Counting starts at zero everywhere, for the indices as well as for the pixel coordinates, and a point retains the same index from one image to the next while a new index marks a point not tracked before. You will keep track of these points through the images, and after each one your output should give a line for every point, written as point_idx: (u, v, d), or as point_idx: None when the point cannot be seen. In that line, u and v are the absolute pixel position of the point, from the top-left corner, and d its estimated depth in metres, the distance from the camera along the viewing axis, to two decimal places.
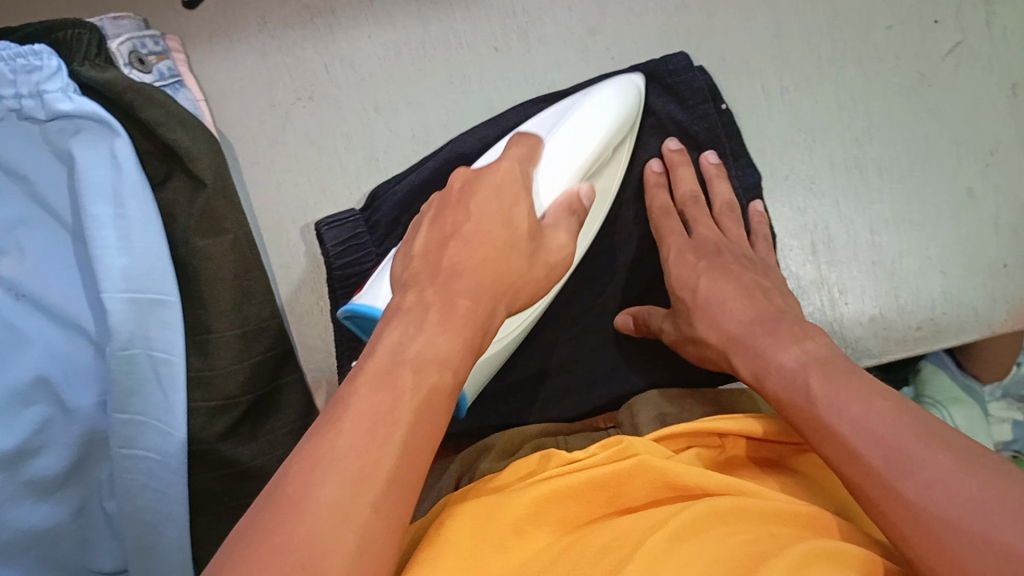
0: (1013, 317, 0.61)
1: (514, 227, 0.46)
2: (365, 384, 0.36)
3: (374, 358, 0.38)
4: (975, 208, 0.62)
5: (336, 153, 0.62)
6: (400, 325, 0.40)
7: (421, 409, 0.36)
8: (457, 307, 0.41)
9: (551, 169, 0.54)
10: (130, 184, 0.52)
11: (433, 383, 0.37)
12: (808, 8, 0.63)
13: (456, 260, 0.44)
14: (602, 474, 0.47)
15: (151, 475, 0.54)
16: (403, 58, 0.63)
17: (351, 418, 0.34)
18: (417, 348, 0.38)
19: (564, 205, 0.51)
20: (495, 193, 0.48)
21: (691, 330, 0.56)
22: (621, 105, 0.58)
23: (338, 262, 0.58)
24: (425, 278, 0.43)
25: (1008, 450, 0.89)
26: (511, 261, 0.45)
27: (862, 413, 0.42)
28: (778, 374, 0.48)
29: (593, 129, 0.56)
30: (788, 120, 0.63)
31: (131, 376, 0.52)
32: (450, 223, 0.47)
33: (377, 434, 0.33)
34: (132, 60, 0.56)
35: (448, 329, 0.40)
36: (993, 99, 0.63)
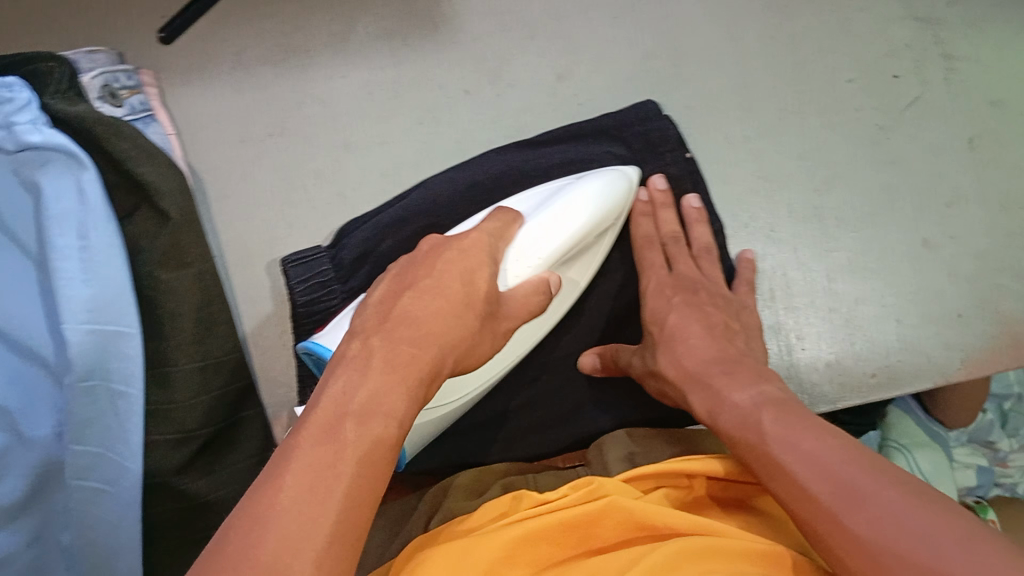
0: (967, 365, 0.62)
1: (472, 289, 0.46)
2: (311, 434, 0.37)
3: (318, 410, 0.38)
4: (932, 257, 0.63)
5: (305, 187, 0.63)
6: (346, 372, 0.40)
7: (370, 452, 0.37)
8: (402, 355, 0.41)
9: (524, 247, 0.54)
10: (95, 216, 0.52)
11: (379, 431, 0.38)
12: (773, 59, 0.65)
13: (409, 309, 0.44)
14: (576, 514, 0.47)
15: (109, 509, 0.54)
16: (375, 98, 0.64)
17: (295, 469, 0.35)
18: (365, 396, 0.39)
19: (533, 286, 0.51)
20: (461, 255, 0.48)
21: (654, 364, 0.57)
22: (607, 203, 0.58)
23: (302, 298, 0.58)
24: (372, 326, 0.43)
25: (971, 495, 0.91)
26: (461, 320, 0.45)
27: (815, 449, 0.43)
28: (732, 412, 0.49)
29: (573, 219, 0.56)
30: (750, 169, 0.65)
31: (90, 409, 0.52)
32: (410, 276, 0.46)
33: (319, 490, 0.34)
34: (103, 93, 0.57)
35: (393, 379, 0.40)
36: (952, 152, 0.65)
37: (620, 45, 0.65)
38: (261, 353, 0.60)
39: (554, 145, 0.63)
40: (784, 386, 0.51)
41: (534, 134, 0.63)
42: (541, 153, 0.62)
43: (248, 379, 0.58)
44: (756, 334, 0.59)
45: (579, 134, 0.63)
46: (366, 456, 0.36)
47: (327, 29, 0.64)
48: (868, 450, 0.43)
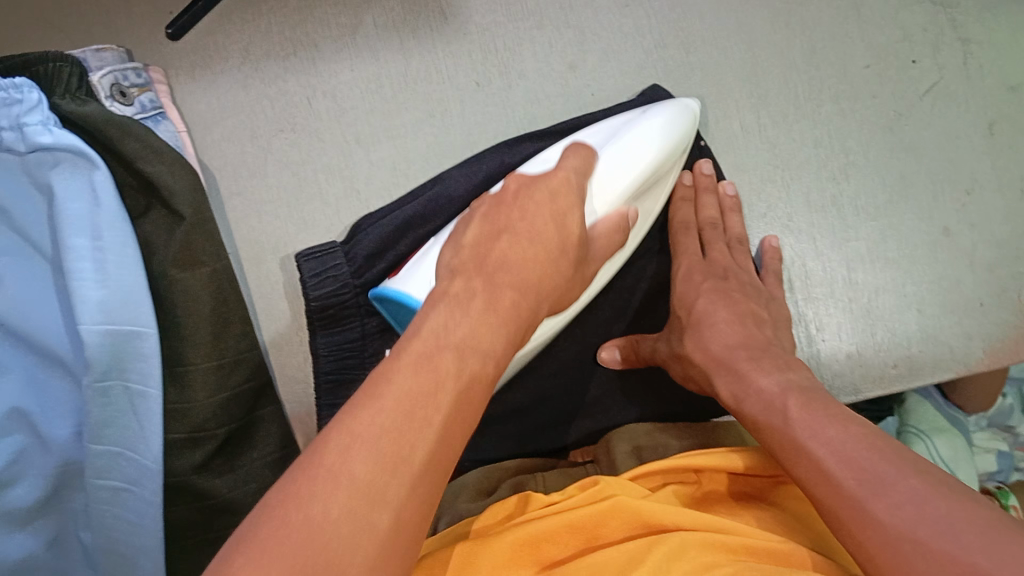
0: (990, 354, 0.62)
1: (566, 232, 0.46)
2: (407, 361, 0.35)
3: (418, 337, 0.37)
4: (952, 246, 0.62)
5: (317, 183, 0.62)
6: (446, 306, 0.39)
7: (465, 390, 0.36)
8: (503, 300, 0.40)
9: (604, 180, 0.55)
10: (107, 217, 0.52)
11: (475, 372, 0.36)
12: (785, 46, 0.64)
13: (505, 254, 0.43)
14: (580, 514, 0.47)
15: (127, 509, 0.55)
16: (385, 92, 0.63)
17: (391, 398, 0.33)
18: (463, 333, 0.37)
19: (614, 221, 0.51)
20: (550, 199, 0.47)
21: (680, 346, 0.56)
22: (673, 130, 0.58)
23: (315, 293, 0.57)
24: (471, 268, 0.42)
25: (993, 480, 0.92)
26: (558, 268, 0.45)
27: (838, 437, 0.43)
28: (757, 398, 0.49)
29: (642, 149, 0.57)
30: (765, 158, 0.64)
31: (106, 408, 0.53)
32: (503, 219, 0.46)
33: (415, 423, 0.33)
34: (113, 92, 0.56)
35: (494, 321, 0.39)
36: (971, 137, 0.64)
37: (630, 33, 0.64)
38: (277, 347, 0.60)
39: (569, 135, 0.62)
40: (810, 371, 0.51)
41: (546, 125, 0.63)
42: (553, 143, 0.62)
43: (268, 376, 0.58)
44: (781, 326, 0.58)
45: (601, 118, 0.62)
46: (461, 394, 0.35)
47: (334, 22, 0.63)
48: (890, 438, 0.43)
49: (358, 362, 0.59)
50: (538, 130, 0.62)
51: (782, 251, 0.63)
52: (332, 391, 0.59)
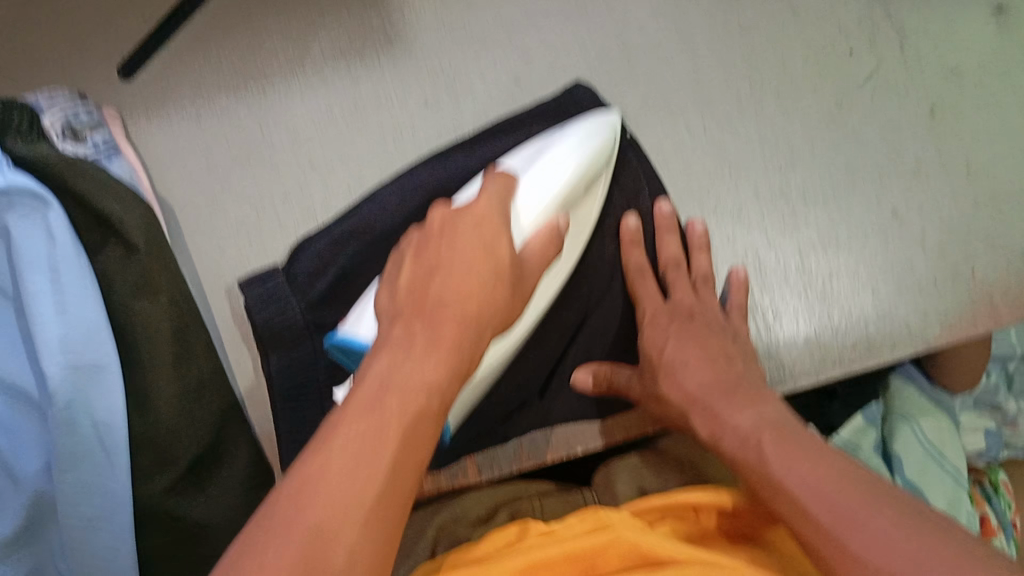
0: (947, 330, 0.63)
1: (496, 259, 0.47)
2: (350, 414, 0.37)
3: (362, 384, 0.38)
4: (902, 227, 0.64)
5: (273, 209, 0.63)
6: (385, 354, 0.40)
7: (408, 429, 0.37)
8: (441, 335, 0.42)
9: (530, 198, 0.55)
10: (64, 255, 0.53)
11: (421, 405, 0.38)
12: (724, 49, 0.66)
13: (441, 292, 0.44)
14: (581, 546, 0.49)
15: (99, 539, 0.55)
16: (336, 116, 0.64)
17: (338, 444, 0.35)
18: (403, 375, 0.39)
19: (546, 237, 0.52)
20: (477, 224, 0.49)
21: (657, 391, 0.57)
22: (592, 141, 0.58)
23: (260, 316, 0.57)
24: (410, 313, 0.43)
25: (983, 458, 0.96)
26: (495, 294, 0.45)
27: (809, 475, 0.44)
28: (733, 434, 0.50)
29: (563, 167, 0.56)
30: (712, 154, 0.65)
31: (71, 440, 0.53)
32: (432, 257, 0.47)
33: (359, 472, 0.35)
34: (65, 133, 0.58)
35: (435, 357, 0.40)
36: (912, 119, 0.65)
37: (572, 44, 0.66)
38: (244, 376, 0.61)
39: (500, 137, 0.62)
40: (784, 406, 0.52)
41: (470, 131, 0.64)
42: (494, 142, 0.62)
43: (234, 399, 0.59)
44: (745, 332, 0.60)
45: (516, 122, 0.63)
46: (406, 432, 0.37)
47: (283, 54, 0.65)
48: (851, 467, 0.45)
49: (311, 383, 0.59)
50: (467, 137, 0.63)
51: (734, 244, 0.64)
52: (290, 415, 0.58)
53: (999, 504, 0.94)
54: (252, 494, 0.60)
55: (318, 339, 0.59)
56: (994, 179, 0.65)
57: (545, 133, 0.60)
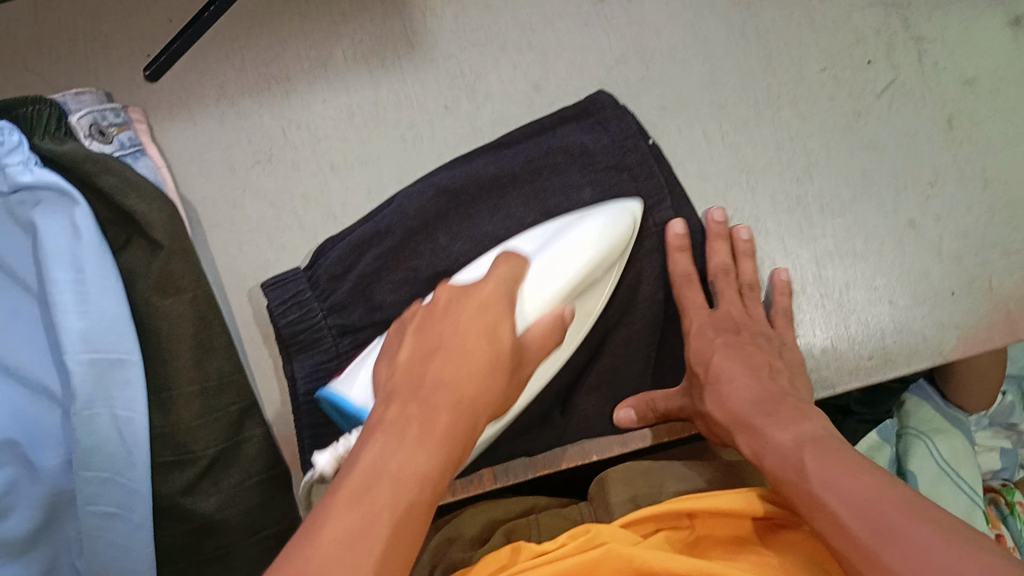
0: (962, 342, 0.63)
1: (498, 345, 0.47)
2: (342, 500, 0.38)
3: (354, 472, 0.39)
4: (918, 238, 0.64)
5: (295, 212, 0.64)
6: (379, 439, 0.41)
7: (400, 519, 0.38)
8: (437, 424, 0.42)
9: (534, 287, 0.54)
10: (88, 251, 0.54)
11: (413, 496, 0.39)
12: (741, 54, 0.66)
13: (438, 374, 0.44)
14: (573, 564, 0.49)
15: (119, 533, 0.56)
16: (357, 120, 0.65)
17: (324, 536, 0.36)
18: (401, 461, 0.39)
19: (549, 323, 0.51)
20: (479, 311, 0.48)
21: (702, 406, 0.59)
22: (610, 234, 0.57)
23: (283, 321, 0.59)
24: (405, 391, 0.44)
25: (997, 478, 0.96)
26: (493, 377, 0.45)
27: (849, 484, 0.45)
28: (774, 451, 0.50)
29: (574, 258, 0.55)
30: (729, 163, 0.65)
31: (92, 434, 0.53)
32: (432, 337, 0.47)
33: (346, 553, 0.35)
34: (92, 131, 0.58)
35: (428, 448, 0.40)
36: (931, 130, 0.65)
37: (591, 51, 0.66)
38: (263, 376, 0.62)
39: (514, 146, 0.63)
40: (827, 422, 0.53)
41: (491, 137, 0.65)
42: (504, 155, 0.63)
43: (252, 397, 0.59)
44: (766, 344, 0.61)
45: (536, 133, 0.63)
46: (399, 520, 0.38)
47: (305, 56, 0.65)
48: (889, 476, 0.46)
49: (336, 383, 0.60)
50: (487, 144, 0.63)
51: (750, 254, 0.64)
52: (310, 412, 0.59)
53: (1016, 525, 0.92)
54: (270, 490, 0.60)
55: (341, 339, 0.60)
56: (1010, 192, 0.65)
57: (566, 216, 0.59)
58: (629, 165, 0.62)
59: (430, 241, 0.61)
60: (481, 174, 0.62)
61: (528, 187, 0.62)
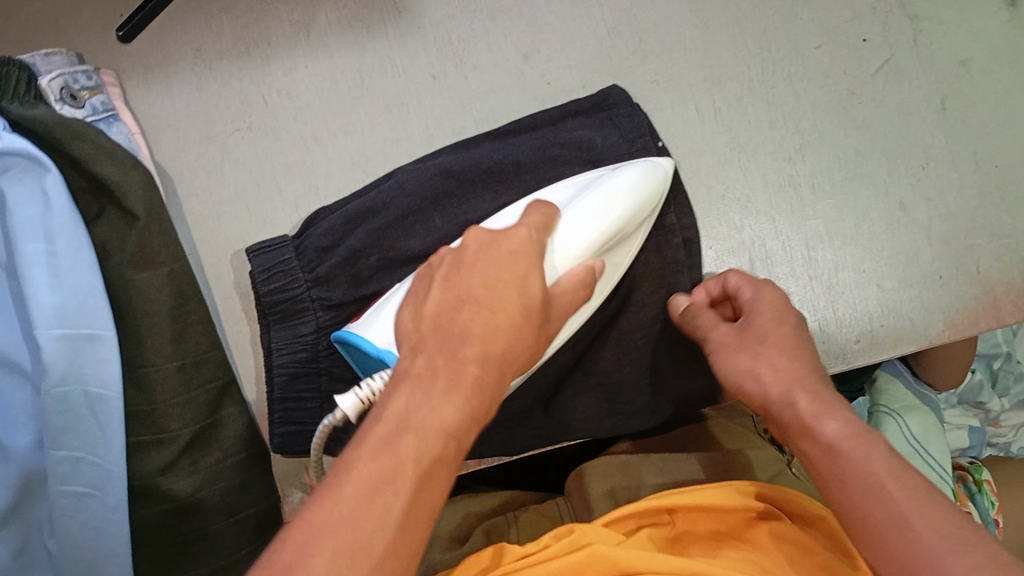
0: (949, 327, 0.63)
1: (529, 298, 0.44)
2: (367, 450, 0.37)
3: (379, 422, 0.38)
4: (908, 221, 0.64)
5: (275, 182, 0.62)
6: (407, 390, 0.39)
7: (427, 474, 0.37)
8: (466, 376, 0.40)
9: (566, 236, 0.52)
10: (61, 222, 0.52)
11: (437, 454, 0.38)
12: (736, 29, 0.64)
13: (468, 325, 0.42)
14: (559, 566, 0.50)
15: (93, 514, 0.54)
16: (341, 88, 0.63)
17: (347, 484, 0.36)
18: (425, 415, 0.38)
19: (579, 278, 0.50)
20: (510, 260, 0.45)
21: (753, 350, 0.51)
22: (641, 189, 0.55)
23: (266, 289, 0.57)
24: (432, 340, 0.42)
25: (965, 456, 0.96)
26: (523, 334, 0.43)
27: (904, 511, 0.42)
28: (824, 444, 0.46)
29: (606, 210, 0.54)
30: (721, 140, 0.64)
31: (65, 413, 0.52)
32: (461, 284, 0.44)
33: (371, 509, 0.35)
34: (63, 95, 0.55)
35: (457, 398, 0.39)
36: (924, 111, 0.65)
37: (583, 22, 0.64)
38: (241, 352, 0.61)
39: (521, 133, 0.62)
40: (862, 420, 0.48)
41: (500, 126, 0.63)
42: (509, 142, 0.61)
43: (230, 374, 0.57)
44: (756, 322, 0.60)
45: (548, 121, 0.62)
46: (425, 476, 0.37)
47: (287, 19, 0.63)
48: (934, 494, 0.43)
49: (314, 357, 0.58)
50: (492, 131, 0.62)
51: (742, 232, 0.63)
52: (286, 386, 0.58)
53: (983, 502, 0.92)
54: (249, 469, 0.59)
55: (324, 314, 0.58)
56: (1001, 175, 0.65)
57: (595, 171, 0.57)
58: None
59: (428, 223, 0.59)
60: (486, 160, 0.60)
61: (534, 177, 0.60)
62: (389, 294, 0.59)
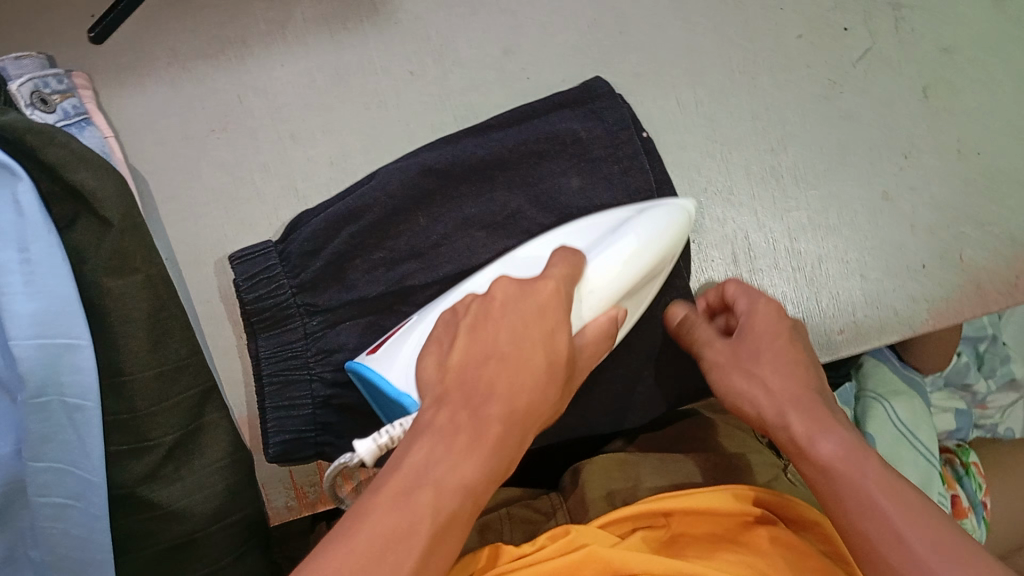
0: (934, 316, 0.63)
1: (554, 353, 0.46)
2: (386, 497, 0.39)
3: (397, 473, 0.40)
4: (892, 210, 0.63)
5: (253, 183, 0.61)
6: (427, 442, 0.41)
7: (442, 529, 0.39)
8: (488, 433, 0.42)
9: (593, 284, 0.52)
10: (34, 230, 0.51)
11: (453, 511, 0.40)
12: (717, 21, 0.64)
13: (492, 382, 0.44)
14: (554, 567, 0.50)
15: (75, 524, 0.53)
16: (319, 85, 0.62)
17: (365, 537, 0.37)
18: (442, 470, 0.40)
19: (602, 327, 0.51)
20: (537, 315, 0.46)
21: (752, 367, 0.54)
22: (665, 236, 0.55)
23: (250, 296, 0.56)
24: (456, 395, 0.44)
25: (952, 439, 0.96)
26: (545, 392, 0.45)
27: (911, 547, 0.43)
28: (822, 465, 0.48)
29: (632, 256, 0.54)
30: (704, 133, 0.63)
31: (44, 423, 0.51)
32: (488, 339, 0.46)
33: (384, 562, 0.37)
34: (34, 100, 0.55)
35: (476, 457, 0.41)
36: (907, 100, 0.64)
37: (564, 16, 0.64)
38: (222, 355, 0.60)
39: (503, 128, 0.61)
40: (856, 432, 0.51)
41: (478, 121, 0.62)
42: (493, 137, 0.60)
43: (212, 379, 0.57)
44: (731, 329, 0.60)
45: (533, 113, 0.61)
46: (438, 532, 0.39)
47: (265, 17, 0.62)
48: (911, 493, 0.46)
49: (302, 363, 0.58)
50: (474, 125, 0.61)
51: (724, 225, 0.63)
52: (277, 393, 0.58)
53: (971, 485, 0.92)
54: (238, 478, 0.58)
55: (310, 321, 0.58)
56: (985, 163, 0.64)
57: (620, 210, 0.57)
58: (621, 157, 0.60)
59: (411, 223, 0.59)
60: (470, 156, 0.59)
61: (517, 173, 0.60)
62: (375, 296, 0.59)
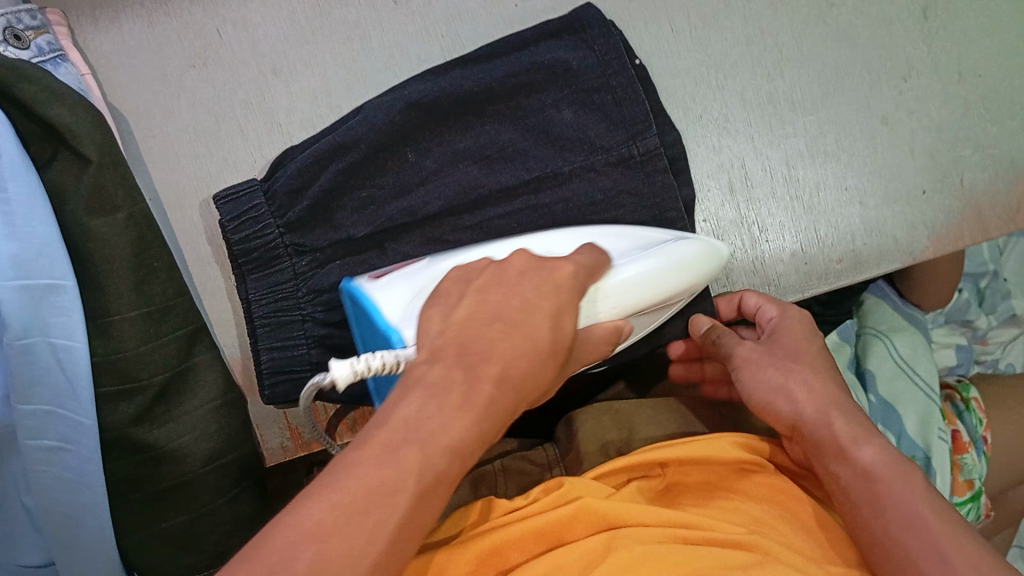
0: (933, 243, 0.62)
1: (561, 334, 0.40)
2: (371, 451, 0.34)
3: (383, 427, 0.34)
4: (891, 135, 0.62)
5: (235, 118, 0.60)
6: (422, 396, 0.35)
7: (425, 492, 0.34)
8: (479, 397, 0.36)
9: (621, 285, 0.50)
10: (9, 167, 0.50)
11: (437, 473, 0.34)
12: None
13: (494, 345, 0.38)
14: (544, 521, 0.47)
15: (67, 468, 0.53)
16: (298, 18, 0.60)
17: (338, 496, 0.32)
18: (435, 428, 0.35)
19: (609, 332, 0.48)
20: (551, 289, 0.41)
21: (785, 377, 0.53)
22: (694, 271, 0.54)
23: (235, 238, 0.55)
24: (452, 350, 0.38)
25: (953, 374, 0.94)
26: (543, 373, 0.39)
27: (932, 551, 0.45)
28: (856, 468, 0.49)
29: (663, 278, 0.52)
30: (697, 59, 0.62)
31: (32, 367, 0.50)
32: (489, 299, 0.40)
33: (355, 526, 0.32)
34: (7, 36, 0.53)
35: (466, 419, 0.36)
36: (904, 21, 0.62)
37: None
38: (211, 296, 0.59)
39: (491, 58, 0.59)
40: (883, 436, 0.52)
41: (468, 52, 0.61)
42: (482, 69, 0.58)
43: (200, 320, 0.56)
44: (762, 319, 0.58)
45: (515, 44, 0.59)
46: (422, 494, 0.34)
47: None
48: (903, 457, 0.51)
49: (293, 305, 0.57)
50: (461, 57, 0.59)
51: (721, 153, 0.61)
52: (270, 335, 0.57)
53: (971, 420, 0.90)
54: (229, 419, 0.58)
55: (298, 260, 0.57)
56: (986, 85, 0.63)
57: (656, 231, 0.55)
58: (614, 87, 0.58)
59: (399, 158, 0.58)
60: (459, 87, 0.58)
61: (506, 105, 0.59)
62: (364, 235, 0.57)
